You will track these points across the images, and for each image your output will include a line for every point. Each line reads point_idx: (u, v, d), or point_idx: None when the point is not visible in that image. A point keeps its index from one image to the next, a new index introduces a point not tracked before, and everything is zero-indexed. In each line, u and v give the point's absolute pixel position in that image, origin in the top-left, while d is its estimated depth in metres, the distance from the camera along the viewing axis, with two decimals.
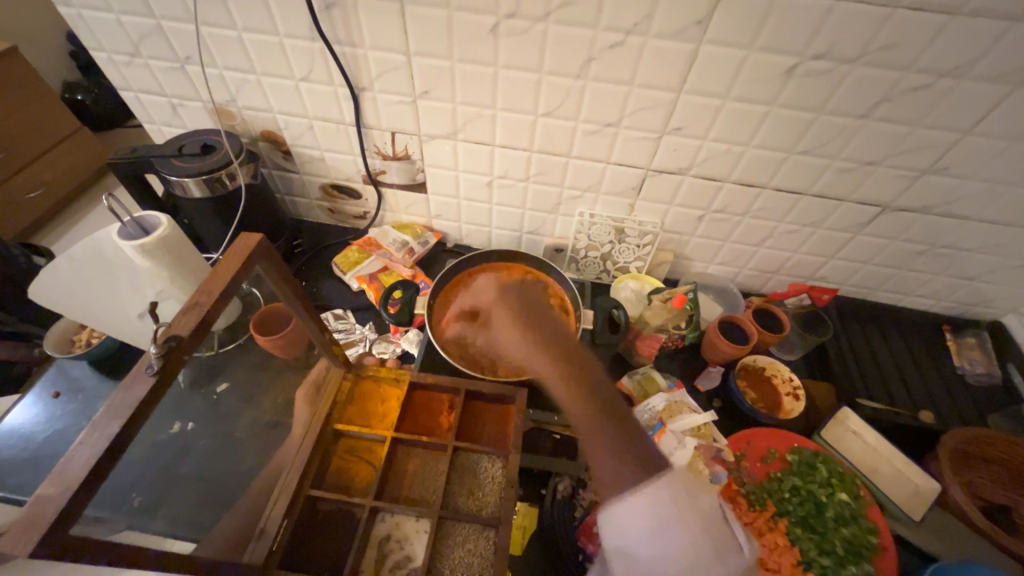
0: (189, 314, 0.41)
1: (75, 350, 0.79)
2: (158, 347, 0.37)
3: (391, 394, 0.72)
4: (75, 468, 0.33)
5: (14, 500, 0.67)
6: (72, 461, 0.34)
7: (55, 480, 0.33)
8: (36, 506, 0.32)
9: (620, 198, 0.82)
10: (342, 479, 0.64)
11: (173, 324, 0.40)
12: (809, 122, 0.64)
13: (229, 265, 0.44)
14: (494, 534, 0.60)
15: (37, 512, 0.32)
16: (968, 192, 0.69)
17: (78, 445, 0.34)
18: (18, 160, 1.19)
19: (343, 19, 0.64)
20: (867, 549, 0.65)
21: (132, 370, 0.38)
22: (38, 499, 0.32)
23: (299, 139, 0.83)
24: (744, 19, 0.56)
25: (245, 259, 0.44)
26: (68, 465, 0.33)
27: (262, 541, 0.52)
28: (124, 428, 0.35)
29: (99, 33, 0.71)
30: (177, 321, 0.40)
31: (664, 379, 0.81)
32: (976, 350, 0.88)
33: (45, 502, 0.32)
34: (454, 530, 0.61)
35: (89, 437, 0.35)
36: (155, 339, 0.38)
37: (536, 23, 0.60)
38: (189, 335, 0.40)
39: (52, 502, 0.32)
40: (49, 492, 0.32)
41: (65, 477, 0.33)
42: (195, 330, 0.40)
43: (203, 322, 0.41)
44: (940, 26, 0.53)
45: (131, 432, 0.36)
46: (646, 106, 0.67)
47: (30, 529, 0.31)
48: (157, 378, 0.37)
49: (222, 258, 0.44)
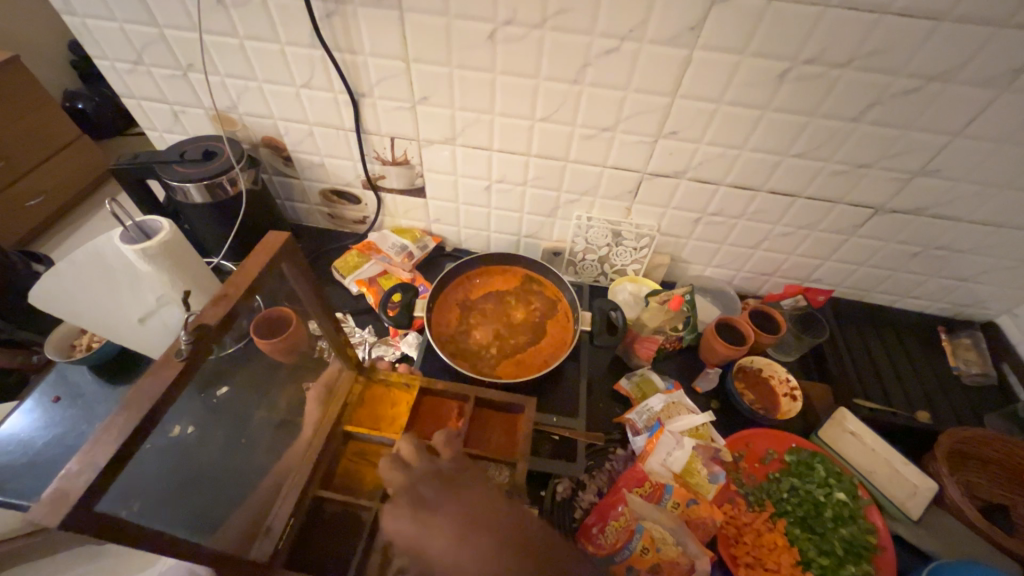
0: (217, 306, 0.42)
1: (74, 355, 0.79)
2: (188, 334, 0.39)
3: (401, 399, 0.74)
4: (100, 451, 0.34)
5: (14, 505, 0.67)
6: (100, 441, 0.35)
7: (83, 458, 0.34)
8: (63, 482, 0.33)
9: (617, 202, 0.83)
10: (352, 481, 0.66)
11: (203, 313, 0.42)
12: (803, 125, 0.65)
13: (257, 260, 0.46)
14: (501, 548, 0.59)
15: (63, 490, 0.32)
16: (960, 193, 0.70)
17: (108, 425, 0.35)
18: (16, 169, 1.19)
19: (343, 27, 0.65)
20: (866, 548, 0.66)
21: (161, 356, 0.40)
22: (66, 477, 0.33)
23: (299, 145, 0.84)
24: (737, 25, 0.57)
25: (272, 255, 0.47)
26: (97, 445, 0.34)
27: (267, 539, 0.53)
28: (150, 413, 0.37)
29: (103, 42, 0.72)
30: (207, 310, 0.42)
31: (661, 380, 0.82)
32: (971, 351, 0.89)
33: (71, 481, 0.33)
34: None
35: (119, 418, 0.36)
36: (186, 325, 0.40)
37: (532, 30, 0.61)
38: (217, 325, 0.41)
39: (80, 481, 0.33)
40: (77, 469, 0.33)
41: (94, 456, 0.34)
42: (221, 321, 0.42)
43: (231, 314, 0.43)
44: (928, 30, 0.54)
45: (153, 421, 0.37)
46: (642, 110, 0.68)
47: (57, 504, 0.32)
48: (185, 364, 0.39)
49: (251, 254, 0.46)
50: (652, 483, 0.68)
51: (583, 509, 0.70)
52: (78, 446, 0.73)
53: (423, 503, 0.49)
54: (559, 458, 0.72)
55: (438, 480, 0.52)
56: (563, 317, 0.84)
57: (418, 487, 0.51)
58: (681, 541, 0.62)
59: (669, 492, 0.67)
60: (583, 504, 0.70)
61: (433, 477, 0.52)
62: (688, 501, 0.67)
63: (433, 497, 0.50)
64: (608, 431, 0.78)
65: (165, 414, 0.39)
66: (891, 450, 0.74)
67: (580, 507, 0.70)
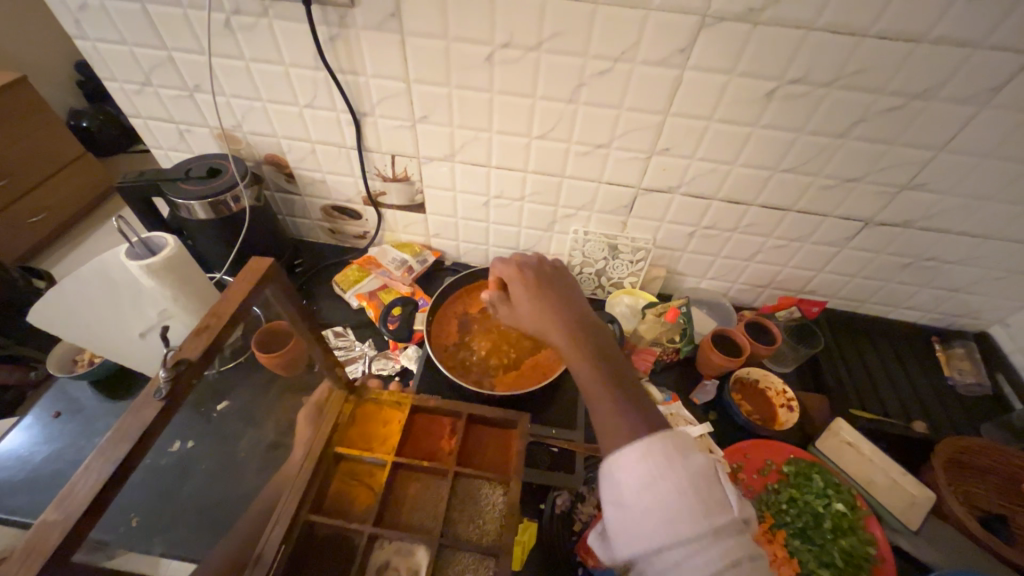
0: (198, 338, 0.43)
1: (76, 371, 0.80)
2: (167, 372, 0.40)
3: (392, 417, 0.73)
4: (82, 493, 0.35)
5: (11, 522, 0.67)
6: (79, 485, 0.35)
7: (60, 504, 0.34)
8: (40, 530, 0.33)
9: (612, 216, 0.84)
10: (342, 503, 0.64)
11: (183, 347, 0.43)
12: (790, 142, 0.68)
13: (236, 292, 0.47)
14: (494, 564, 0.59)
15: (40, 539, 0.33)
16: (945, 207, 0.72)
17: (87, 469, 0.36)
18: (20, 187, 1.21)
19: (345, 49, 0.68)
20: (867, 561, 0.65)
21: (142, 393, 0.40)
22: (42, 525, 0.33)
23: (301, 163, 0.85)
24: (724, 48, 0.59)
25: (254, 285, 0.47)
26: (75, 490, 0.35)
27: (258, 567, 0.51)
28: (134, 447, 0.37)
29: (113, 65, 0.74)
30: (188, 344, 0.43)
31: (659, 391, 0.83)
32: (965, 360, 0.90)
33: (48, 528, 0.33)
34: (454, 560, 0.60)
35: (98, 460, 0.36)
36: (166, 362, 0.41)
37: (528, 52, 0.64)
38: (196, 359, 0.42)
39: (57, 528, 0.33)
40: (54, 517, 0.34)
41: (72, 500, 0.35)
42: (203, 353, 0.43)
43: (212, 345, 0.44)
44: (906, 52, 0.56)
45: (137, 455, 0.38)
46: (635, 128, 0.70)
47: (33, 553, 0.32)
48: (166, 401, 0.40)
49: (231, 285, 0.47)
50: None
51: (584, 521, 0.69)
52: (77, 461, 0.73)
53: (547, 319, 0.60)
54: (557, 471, 0.72)
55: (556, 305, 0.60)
56: None
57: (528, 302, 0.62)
58: None
59: None
60: (584, 516, 0.70)
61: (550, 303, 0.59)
62: None
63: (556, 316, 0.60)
64: None
65: (153, 444, 0.40)
66: (886, 460, 0.75)
67: (580, 520, 0.70)
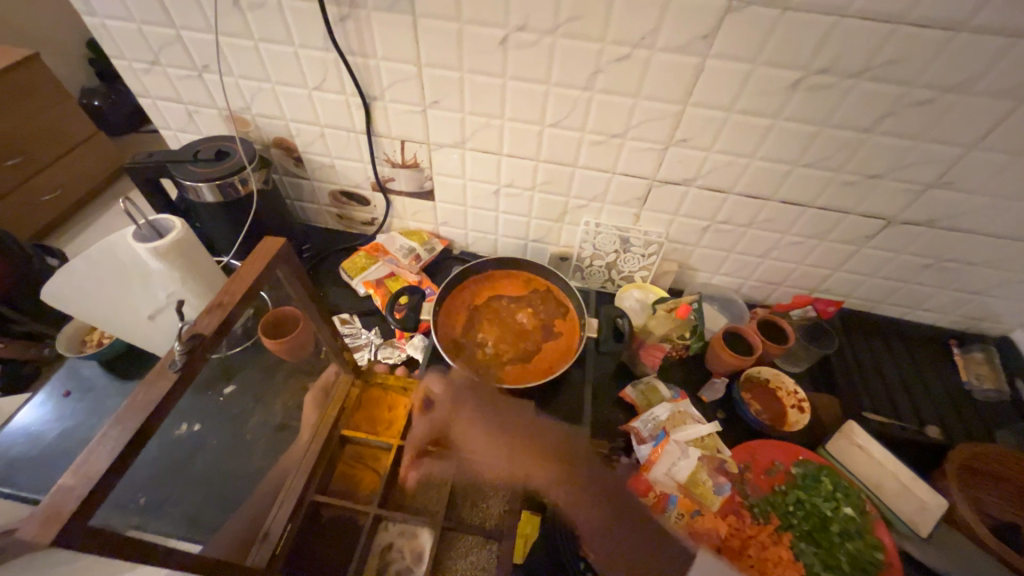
0: (211, 316, 0.43)
1: (86, 350, 0.81)
2: (182, 345, 0.39)
3: (396, 402, 0.77)
4: (98, 462, 0.35)
5: (23, 498, 0.68)
6: (95, 453, 0.35)
7: (77, 471, 0.34)
8: (57, 496, 0.33)
9: (625, 208, 0.82)
10: (350, 482, 0.70)
11: (196, 323, 0.42)
12: (814, 135, 0.65)
13: (249, 270, 0.46)
14: (495, 547, 0.68)
15: (58, 504, 0.33)
16: (972, 206, 0.69)
17: (103, 437, 0.36)
18: (34, 163, 1.21)
19: (357, 31, 0.66)
20: (872, 565, 0.65)
21: (155, 368, 0.40)
22: (60, 490, 0.33)
23: (310, 146, 0.84)
24: (750, 33, 0.57)
25: (267, 262, 0.47)
26: (92, 458, 0.35)
27: (264, 545, 0.53)
28: (148, 421, 0.37)
29: (121, 42, 0.73)
30: (201, 320, 0.42)
31: (668, 389, 0.81)
32: (984, 365, 0.87)
33: (66, 494, 0.33)
34: (455, 541, 0.68)
35: (115, 429, 0.36)
36: (179, 336, 0.40)
37: (544, 36, 0.62)
38: (209, 335, 0.42)
39: (74, 494, 0.33)
40: (71, 483, 0.34)
41: (89, 468, 0.34)
42: (216, 330, 0.42)
43: (225, 321, 0.43)
44: (942, 42, 0.53)
45: (149, 429, 0.38)
46: (653, 118, 0.68)
47: (50, 518, 0.32)
48: (179, 375, 0.40)
49: (244, 263, 0.47)
50: (656, 493, 0.69)
51: None
52: (87, 439, 0.73)
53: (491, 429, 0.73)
54: (561, 465, 0.71)
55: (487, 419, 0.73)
56: (568, 321, 0.84)
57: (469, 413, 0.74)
58: (668, 548, 0.66)
59: (672, 502, 0.69)
60: None
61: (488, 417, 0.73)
62: (692, 512, 0.68)
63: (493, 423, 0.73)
64: (613, 440, 0.78)
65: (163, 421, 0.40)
66: (899, 465, 0.72)
67: None
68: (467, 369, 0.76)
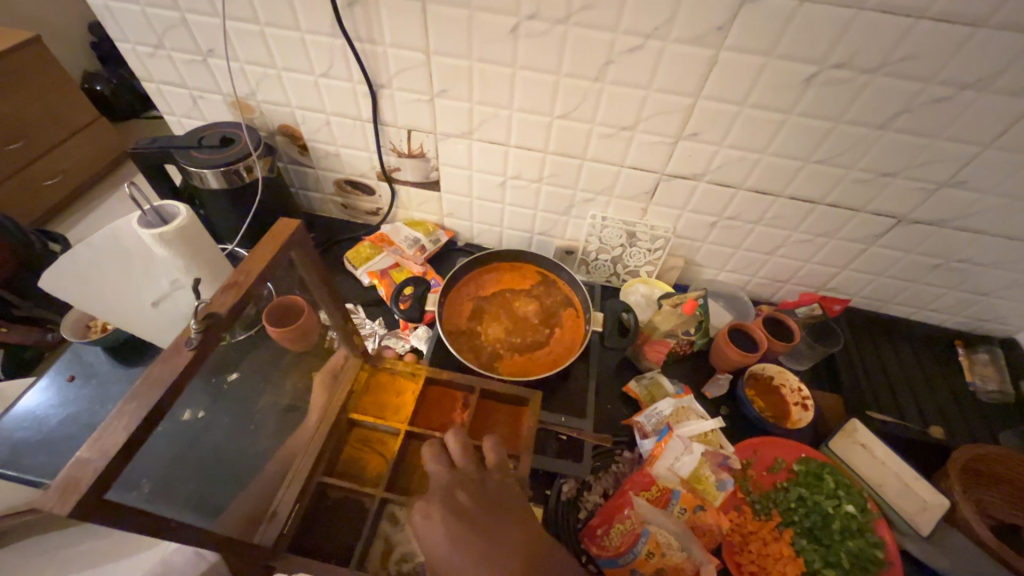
0: (227, 294, 0.42)
1: (89, 336, 0.80)
2: (197, 322, 0.39)
3: (405, 387, 0.73)
4: (112, 438, 0.34)
5: (30, 482, 0.68)
6: (110, 429, 0.35)
7: (93, 445, 0.34)
8: (72, 469, 0.33)
9: (633, 202, 0.82)
10: (354, 468, 0.65)
11: (212, 302, 0.42)
12: (827, 131, 0.64)
13: (262, 255, 0.45)
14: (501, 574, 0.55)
15: (74, 477, 0.32)
16: (987, 205, 0.68)
17: (119, 412, 0.35)
18: (37, 147, 1.20)
19: (364, 15, 0.65)
20: (872, 562, 0.65)
21: (171, 344, 0.40)
22: (74, 465, 0.33)
23: (316, 134, 0.83)
24: (765, 28, 0.56)
25: (281, 244, 0.46)
26: (107, 433, 0.34)
27: (271, 524, 0.52)
28: (162, 398, 0.37)
29: (125, 25, 0.72)
30: (217, 300, 0.42)
31: (671, 385, 0.81)
32: (989, 367, 0.87)
33: (81, 468, 0.33)
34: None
35: (129, 405, 0.36)
36: (195, 313, 0.40)
37: (556, 25, 0.60)
38: (227, 313, 0.41)
39: (90, 467, 0.33)
40: (86, 456, 0.33)
41: (104, 443, 0.34)
42: (232, 309, 0.42)
43: (241, 301, 0.43)
44: (964, 38, 0.52)
45: (163, 407, 0.37)
46: (662, 110, 0.67)
47: (67, 491, 0.32)
48: (195, 352, 0.39)
49: (260, 243, 0.46)
50: (659, 487, 0.67)
51: (588, 509, 0.70)
52: (91, 425, 0.73)
53: (458, 511, 0.50)
54: (562, 458, 0.71)
55: (479, 492, 0.52)
56: (574, 313, 0.84)
57: (454, 491, 0.52)
58: (686, 547, 0.62)
59: (676, 497, 0.67)
60: (588, 505, 0.71)
61: (475, 493, 0.51)
62: (694, 508, 0.67)
63: (469, 509, 0.50)
64: (615, 434, 0.78)
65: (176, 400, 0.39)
66: (900, 465, 0.73)
67: (585, 507, 0.71)
68: (470, 361, 0.76)
